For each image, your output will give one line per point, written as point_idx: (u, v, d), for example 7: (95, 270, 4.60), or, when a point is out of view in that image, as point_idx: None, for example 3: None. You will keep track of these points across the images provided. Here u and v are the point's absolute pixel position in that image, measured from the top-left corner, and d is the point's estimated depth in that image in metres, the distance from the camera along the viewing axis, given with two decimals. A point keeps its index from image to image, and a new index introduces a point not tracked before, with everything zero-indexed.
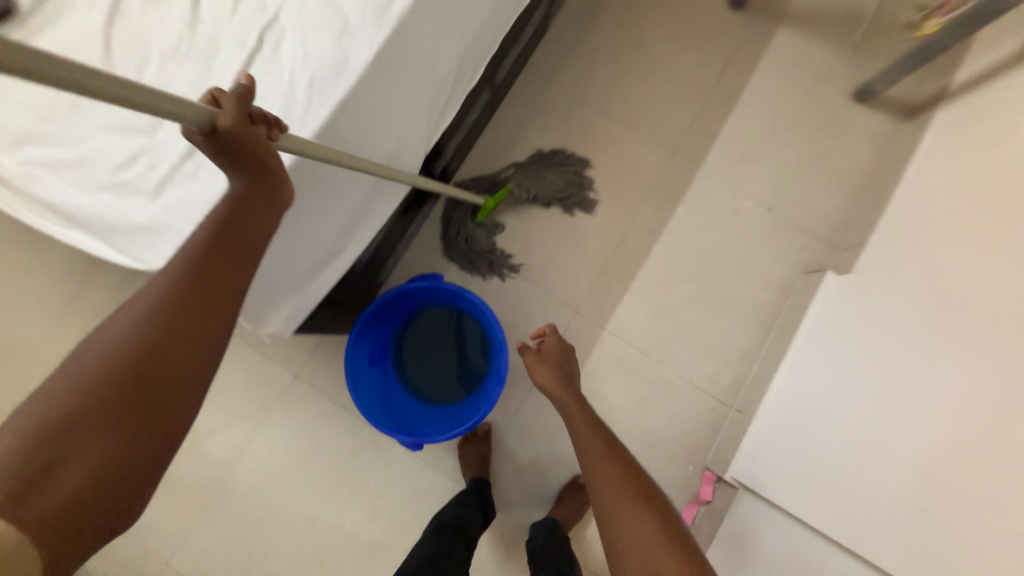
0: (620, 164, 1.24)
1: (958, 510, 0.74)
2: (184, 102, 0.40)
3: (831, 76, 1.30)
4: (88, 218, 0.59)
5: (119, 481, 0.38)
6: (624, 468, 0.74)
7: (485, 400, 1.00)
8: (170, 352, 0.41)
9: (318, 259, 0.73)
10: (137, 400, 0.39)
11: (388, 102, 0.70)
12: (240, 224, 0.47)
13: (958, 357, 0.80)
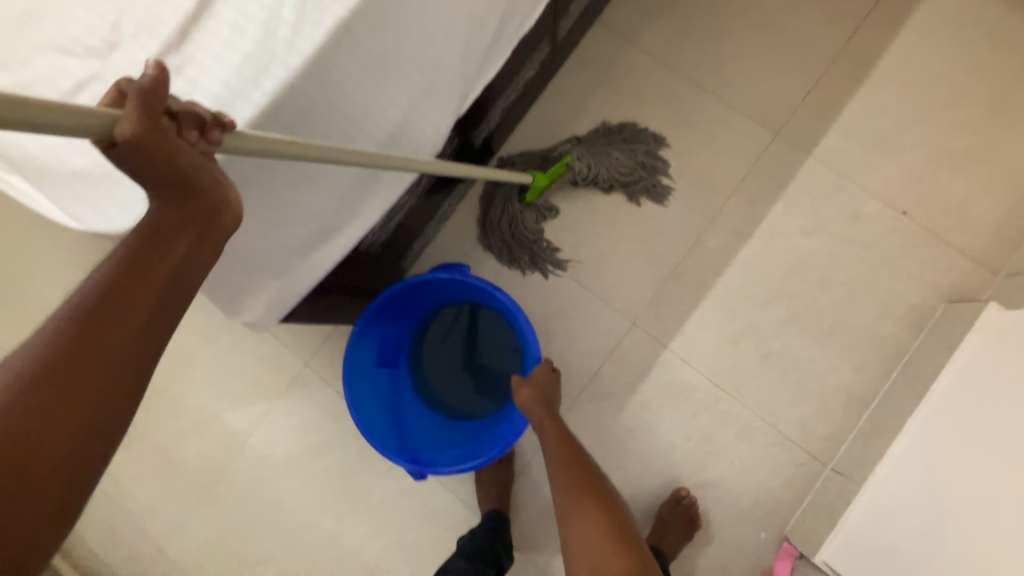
0: (705, 145, 0.99)
1: None
2: (71, 110, 0.28)
3: (1013, 38, 0.96)
4: (16, 156, 0.46)
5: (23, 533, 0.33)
6: (576, 471, 0.72)
7: (510, 427, 0.83)
8: (56, 413, 0.34)
9: (305, 240, 0.57)
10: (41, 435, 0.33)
11: (409, 31, 0.52)
12: (146, 265, 0.38)
13: None
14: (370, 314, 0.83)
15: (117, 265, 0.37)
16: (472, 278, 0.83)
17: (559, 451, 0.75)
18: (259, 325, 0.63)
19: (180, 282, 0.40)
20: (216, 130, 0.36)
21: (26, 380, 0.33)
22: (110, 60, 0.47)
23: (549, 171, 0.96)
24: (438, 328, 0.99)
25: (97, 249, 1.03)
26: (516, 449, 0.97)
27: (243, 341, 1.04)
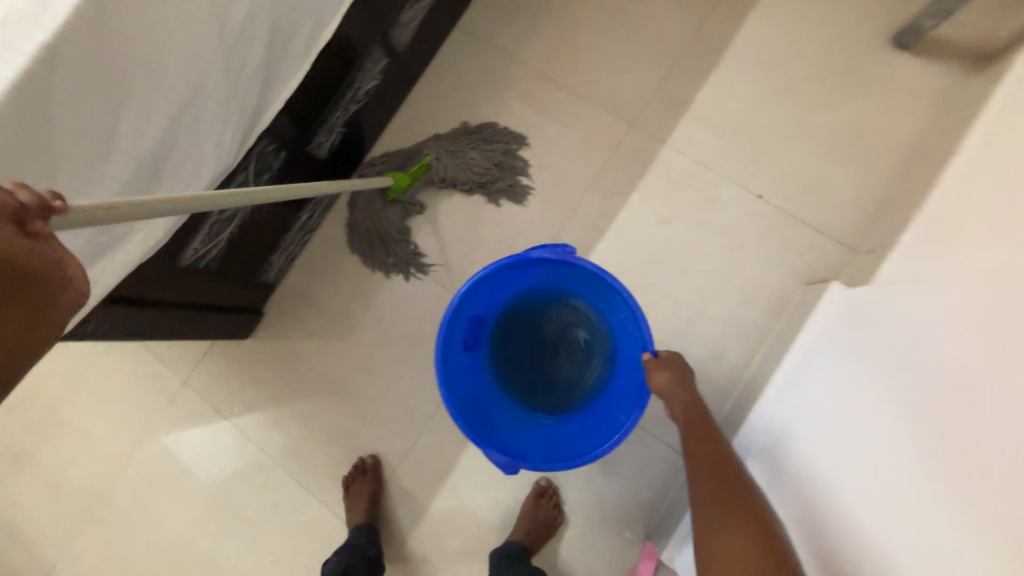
0: (561, 142, 0.99)
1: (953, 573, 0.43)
2: None
3: (864, 12, 0.94)
4: None
5: None
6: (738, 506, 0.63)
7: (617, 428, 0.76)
8: None
9: None
10: None
11: (139, 50, 0.53)
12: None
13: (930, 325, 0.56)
14: (468, 292, 0.79)
15: None
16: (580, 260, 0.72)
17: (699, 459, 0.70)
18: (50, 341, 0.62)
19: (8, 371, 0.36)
20: (38, 219, 0.35)
21: None
22: None
23: (411, 170, 0.97)
24: (517, 318, 0.90)
25: None
26: (384, 459, 0.96)
27: (124, 363, 1.05)
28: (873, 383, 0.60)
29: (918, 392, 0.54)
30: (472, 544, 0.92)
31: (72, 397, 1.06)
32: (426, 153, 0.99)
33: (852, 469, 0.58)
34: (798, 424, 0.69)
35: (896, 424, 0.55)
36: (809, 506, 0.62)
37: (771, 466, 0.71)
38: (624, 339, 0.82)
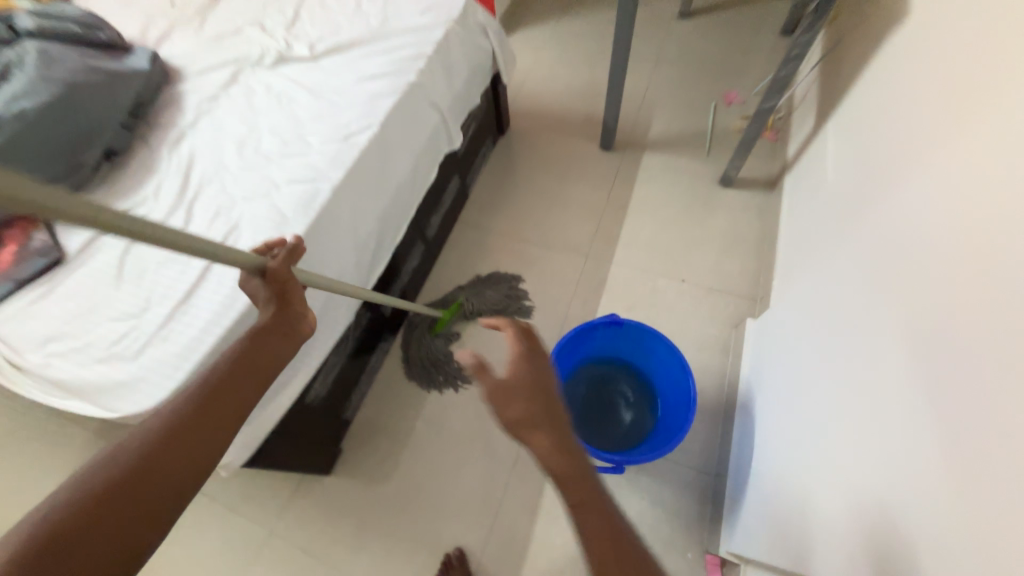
0: (546, 274, 1.46)
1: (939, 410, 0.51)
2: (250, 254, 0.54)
3: (699, 172, 1.61)
4: (82, 385, 0.76)
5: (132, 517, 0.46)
6: (566, 479, 0.54)
7: (675, 427, 0.94)
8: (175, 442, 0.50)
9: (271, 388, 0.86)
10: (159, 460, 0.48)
11: (314, 262, 0.95)
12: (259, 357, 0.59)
13: (843, 309, 0.82)
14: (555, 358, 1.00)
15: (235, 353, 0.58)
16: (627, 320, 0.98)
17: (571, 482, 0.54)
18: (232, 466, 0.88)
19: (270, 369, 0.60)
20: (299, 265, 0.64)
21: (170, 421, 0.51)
22: (144, 317, 0.82)
23: (449, 309, 1.36)
24: (587, 374, 1.10)
25: None
26: (468, 551, 1.10)
27: (211, 527, 1.16)
28: (861, 368, 0.70)
29: (911, 392, 0.57)
30: None
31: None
32: (456, 298, 1.40)
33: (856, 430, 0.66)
34: (806, 430, 0.81)
35: (895, 406, 0.59)
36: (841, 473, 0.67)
37: (811, 479, 0.75)
38: (663, 369, 1.03)
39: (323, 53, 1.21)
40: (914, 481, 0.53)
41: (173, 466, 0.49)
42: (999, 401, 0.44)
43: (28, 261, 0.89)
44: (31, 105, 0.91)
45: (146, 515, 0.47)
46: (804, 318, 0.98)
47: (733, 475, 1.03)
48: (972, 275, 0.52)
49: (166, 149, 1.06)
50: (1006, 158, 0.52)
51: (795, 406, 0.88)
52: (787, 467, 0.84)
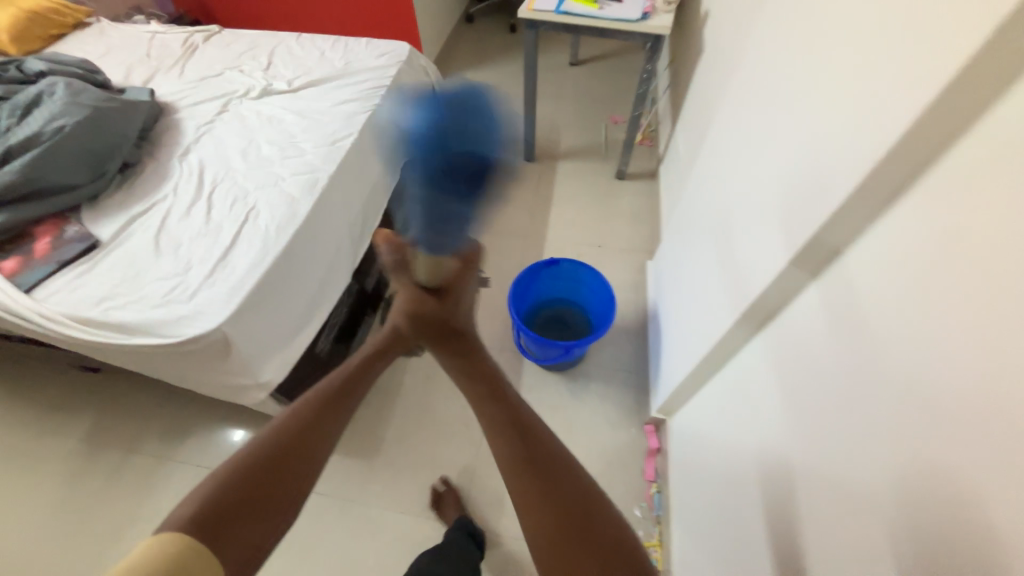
0: (496, 253, 1.80)
1: (746, 233, 0.83)
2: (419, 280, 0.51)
3: (601, 171, 2.10)
4: (144, 324, 0.94)
5: (256, 504, 0.48)
6: (500, 439, 0.53)
7: (603, 323, 1.31)
8: (303, 429, 0.53)
9: (294, 324, 1.10)
10: (285, 456, 0.51)
11: (318, 229, 1.18)
12: (381, 350, 0.60)
13: (694, 222, 1.21)
14: (514, 291, 1.31)
15: (369, 348, 0.60)
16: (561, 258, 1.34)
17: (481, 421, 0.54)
18: (271, 385, 1.06)
19: (383, 357, 0.61)
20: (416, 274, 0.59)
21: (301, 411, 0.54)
22: (188, 274, 1.02)
23: None
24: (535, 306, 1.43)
25: (107, 479, 1.33)
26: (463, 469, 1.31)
27: None
28: (708, 244, 1.05)
29: (731, 236, 0.91)
30: None
31: None
32: None
33: (709, 280, 1.00)
34: (688, 304, 1.15)
35: (725, 249, 0.93)
36: (704, 311, 1.02)
37: (692, 328, 1.08)
38: (587, 292, 1.40)
39: (300, 86, 1.52)
40: (737, 280, 0.84)
41: (302, 459, 0.51)
42: (768, 209, 0.75)
43: (68, 246, 1.06)
44: (67, 123, 1.11)
45: (277, 501, 0.49)
46: (676, 246, 1.39)
47: (652, 365, 1.40)
48: (746, 157, 0.88)
49: (176, 158, 1.28)
50: (746, 95, 0.94)
51: (682, 296, 1.22)
52: (681, 336, 1.17)
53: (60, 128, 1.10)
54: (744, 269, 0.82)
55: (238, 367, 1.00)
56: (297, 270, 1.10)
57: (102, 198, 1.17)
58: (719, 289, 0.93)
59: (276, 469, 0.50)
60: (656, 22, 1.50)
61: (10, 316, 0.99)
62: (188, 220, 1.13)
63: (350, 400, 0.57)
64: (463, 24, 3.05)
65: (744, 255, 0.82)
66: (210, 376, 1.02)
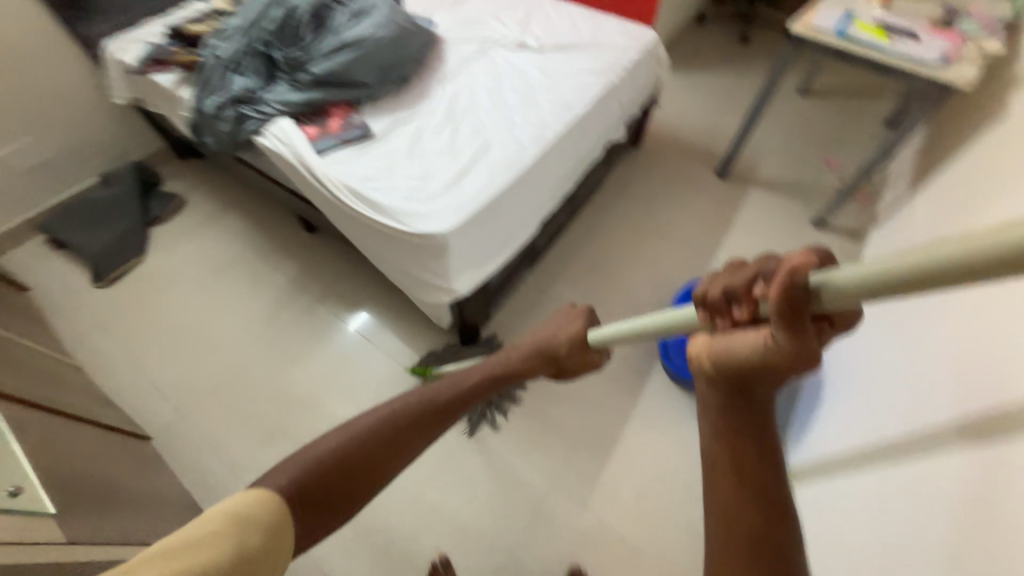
0: (657, 256, 1.80)
1: (1005, 344, 0.76)
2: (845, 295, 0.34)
3: (796, 213, 1.93)
4: (393, 209, 1.14)
5: (316, 499, 0.58)
6: (735, 494, 0.42)
7: None
8: (373, 451, 0.61)
9: (491, 254, 1.26)
10: (348, 471, 0.59)
11: (533, 179, 1.30)
12: (454, 405, 0.69)
13: (912, 315, 1.12)
14: None
15: (444, 397, 0.69)
16: None
17: (728, 465, 0.43)
18: (457, 295, 1.20)
19: (453, 410, 0.69)
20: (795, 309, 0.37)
21: (378, 427, 0.63)
22: (430, 181, 1.20)
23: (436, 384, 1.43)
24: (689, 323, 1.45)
25: (294, 314, 1.64)
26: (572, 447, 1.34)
27: (375, 365, 1.52)
28: (933, 341, 0.97)
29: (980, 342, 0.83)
30: (642, 490, 1.27)
31: (333, 388, 1.48)
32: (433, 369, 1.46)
33: (923, 379, 0.93)
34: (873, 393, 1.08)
35: (964, 353, 0.86)
36: (901, 404, 0.95)
37: (873, 418, 1.02)
38: None
39: (548, 48, 1.64)
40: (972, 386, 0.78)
41: (360, 477, 0.60)
42: None
43: (352, 130, 1.31)
44: (382, 34, 1.35)
45: (334, 501, 0.59)
46: (868, 330, 1.29)
47: (793, 435, 1.32)
48: None
49: (437, 83, 1.47)
50: None
51: (863, 384, 1.15)
52: (849, 421, 1.11)
53: (377, 37, 1.34)
54: (990, 376, 0.75)
55: (442, 271, 1.16)
56: (507, 207, 1.24)
57: (379, 99, 1.40)
58: (936, 393, 0.86)
59: (343, 472, 0.59)
60: (955, 71, 1.31)
61: (301, 170, 1.26)
62: (437, 137, 1.32)
63: (421, 436, 0.65)
64: (693, 24, 2.95)
65: (997, 363, 0.76)
66: (415, 269, 1.20)
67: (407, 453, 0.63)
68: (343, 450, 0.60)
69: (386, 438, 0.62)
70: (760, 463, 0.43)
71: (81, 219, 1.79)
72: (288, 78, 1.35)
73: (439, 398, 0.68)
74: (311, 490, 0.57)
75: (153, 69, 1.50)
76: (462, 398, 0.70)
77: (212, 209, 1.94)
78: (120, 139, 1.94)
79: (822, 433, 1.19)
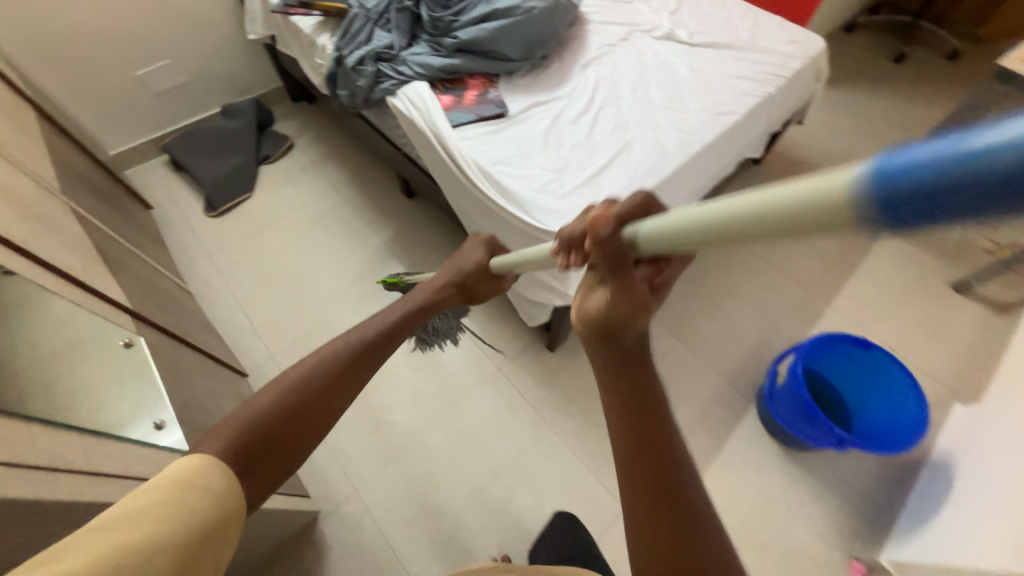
0: (766, 288, 1.65)
1: None
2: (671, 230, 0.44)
3: (933, 269, 1.71)
4: (524, 200, 1.08)
5: (280, 437, 0.58)
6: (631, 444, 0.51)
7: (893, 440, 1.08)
8: (321, 386, 0.64)
9: None
10: (308, 410, 0.62)
11: (669, 190, 1.20)
12: (388, 338, 0.74)
13: None
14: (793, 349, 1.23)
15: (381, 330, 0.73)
16: (859, 341, 1.18)
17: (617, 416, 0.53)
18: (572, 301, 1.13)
19: (390, 340, 0.74)
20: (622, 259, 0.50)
21: (320, 369, 0.65)
22: (563, 174, 1.13)
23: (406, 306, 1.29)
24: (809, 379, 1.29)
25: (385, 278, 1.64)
26: None
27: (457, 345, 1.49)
28: None
29: None
30: None
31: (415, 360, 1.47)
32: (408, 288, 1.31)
33: None
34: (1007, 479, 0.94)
35: None
36: None
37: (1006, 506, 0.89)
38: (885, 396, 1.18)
39: (700, 43, 1.48)
40: None
41: (316, 413, 0.62)
42: None
43: (487, 105, 1.25)
44: (535, 6, 1.26)
45: (302, 438, 0.61)
46: (1008, 411, 1.13)
47: (901, 519, 1.17)
48: None
49: (578, 67, 1.37)
50: None
51: (995, 470, 1.00)
52: (977, 509, 0.97)
53: (531, 9, 1.25)
54: None
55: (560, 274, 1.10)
56: None
57: (516, 76, 1.32)
58: None
59: (299, 413, 0.61)
60: None
61: (430, 140, 1.22)
62: (574, 127, 1.23)
63: (367, 365, 0.70)
64: (840, 31, 2.63)
65: None
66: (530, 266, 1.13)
67: (354, 382, 0.68)
68: (291, 391, 0.61)
69: (336, 372, 0.66)
70: (638, 419, 0.52)
71: (201, 147, 1.86)
72: (430, 40, 1.30)
73: (378, 331, 0.73)
74: (269, 434, 0.57)
75: (294, 11, 1.49)
76: (397, 328, 0.75)
77: (317, 156, 1.96)
78: (245, 74, 1.98)
79: (941, 520, 1.05)
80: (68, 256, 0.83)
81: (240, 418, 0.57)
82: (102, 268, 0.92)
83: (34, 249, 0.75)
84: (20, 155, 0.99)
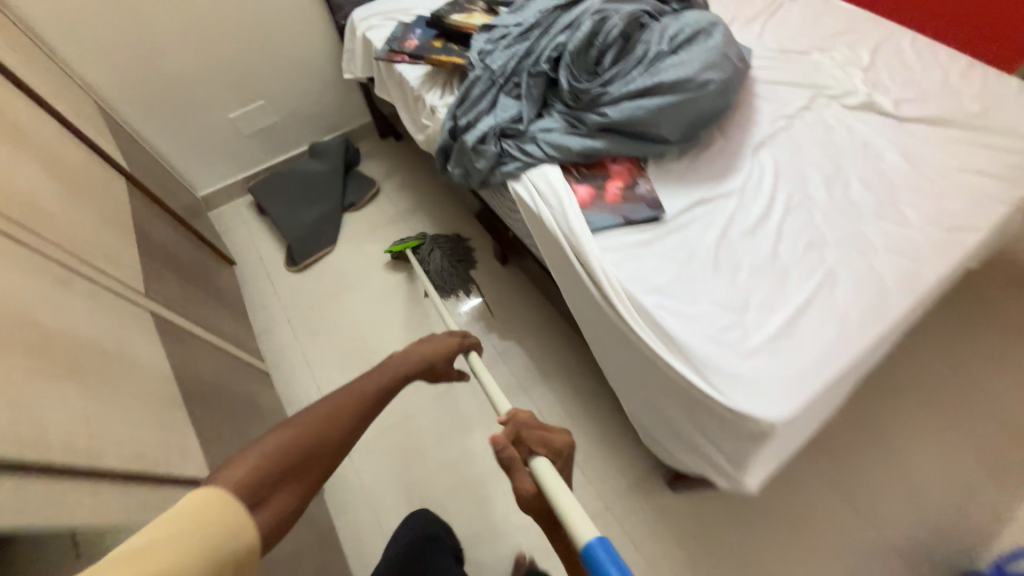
0: None
1: None
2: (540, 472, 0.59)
3: None
4: (694, 354, 0.81)
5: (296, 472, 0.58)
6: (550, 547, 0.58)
7: None
8: (339, 424, 0.64)
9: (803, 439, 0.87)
10: (332, 448, 0.62)
11: (888, 341, 0.87)
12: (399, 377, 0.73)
13: None
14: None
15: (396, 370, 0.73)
16: None
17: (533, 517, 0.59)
18: (743, 488, 0.85)
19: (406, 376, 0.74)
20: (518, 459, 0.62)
21: (340, 401, 0.65)
22: (744, 316, 0.85)
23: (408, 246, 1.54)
24: None
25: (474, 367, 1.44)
26: None
27: None
28: None
29: None
30: None
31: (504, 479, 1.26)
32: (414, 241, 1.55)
33: None
34: None
35: None
36: None
37: None
38: None
39: (911, 117, 1.12)
40: None
41: (332, 449, 0.62)
42: None
43: (638, 204, 0.98)
44: (713, 79, 0.97)
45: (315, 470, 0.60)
46: None
47: None
48: None
49: (750, 151, 1.07)
50: None
51: None
52: None
53: (707, 83, 0.96)
54: None
55: (732, 454, 0.82)
56: (847, 381, 0.84)
57: (669, 161, 1.05)
58: None
59: (313, 448, 0.60)
60: None
61: (563, 246, 0.97)
62: (753, 242, 0.94)
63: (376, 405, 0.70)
64: None
65: None
66: (688, 433, 0.85)
67: (365, 417, 0.67)
68: (312, 426, 0.61)
69: (352, 411, 0.66)
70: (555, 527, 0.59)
71: (286, 192, 1.73)
72: (568, 113, 1.04)
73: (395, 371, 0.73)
74: (288, 467, 0.57)
75: (399, 58, 1.30)
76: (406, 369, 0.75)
77: (404, 207, 1.78)
78: (337, 113, 1.85)
79: None
80: (146, 419, 0.68)
81: (262, 453, 0.57)
82: (182, 410, 0.77)
83: (105, 434, 0.59)
84: (105, 256, 0.87)
